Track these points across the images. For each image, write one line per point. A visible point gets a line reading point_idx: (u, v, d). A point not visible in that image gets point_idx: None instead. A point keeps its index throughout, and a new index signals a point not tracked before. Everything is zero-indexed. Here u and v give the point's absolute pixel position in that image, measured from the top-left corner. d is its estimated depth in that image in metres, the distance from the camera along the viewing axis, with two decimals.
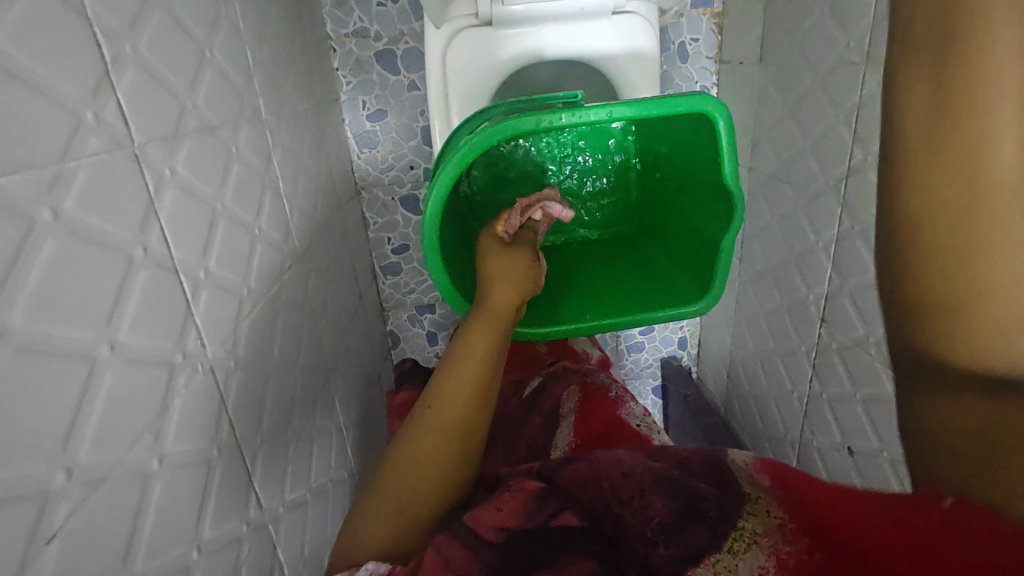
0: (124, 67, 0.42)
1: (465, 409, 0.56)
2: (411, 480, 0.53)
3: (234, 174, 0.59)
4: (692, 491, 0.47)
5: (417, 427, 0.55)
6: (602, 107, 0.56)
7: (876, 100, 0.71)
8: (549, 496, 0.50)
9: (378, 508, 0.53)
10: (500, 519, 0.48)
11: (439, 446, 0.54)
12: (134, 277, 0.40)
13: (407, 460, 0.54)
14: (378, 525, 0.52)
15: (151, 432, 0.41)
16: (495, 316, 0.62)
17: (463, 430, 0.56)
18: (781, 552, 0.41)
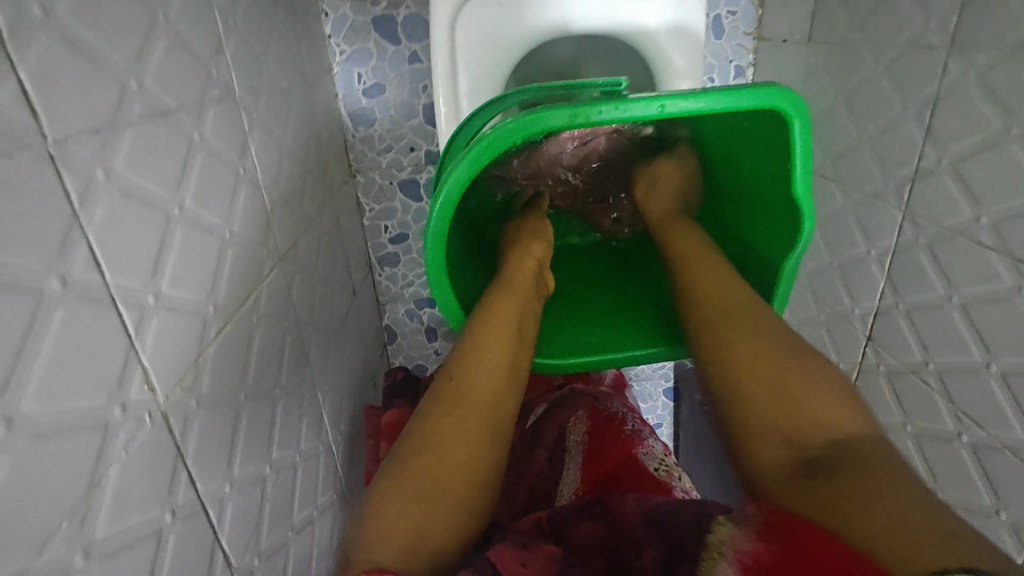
0: (31, 37, 0.31)
1: (500, 374, 0.50)
2: (440, 452, 0.43)
3: (197, 167, 0.48)
4: (677, 527, 0.44)
5: (444, 393, 0.48)
6: (654, 99, 0.47)
7: (959, 92, 0.60)
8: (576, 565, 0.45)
9: (395, 497, 0.40)
10: (527, 574, 0.42)
11: (473, 409, 0.46)
12: (48, 319, 0.31)
13: (434, 431, 0.44)
14: (404, 514, 0.39)
15: (74, 520, 0.32)
16: (522, 281, 0.59)
17: (497, 396, 0.49)
18: (743, 554, 0.36)
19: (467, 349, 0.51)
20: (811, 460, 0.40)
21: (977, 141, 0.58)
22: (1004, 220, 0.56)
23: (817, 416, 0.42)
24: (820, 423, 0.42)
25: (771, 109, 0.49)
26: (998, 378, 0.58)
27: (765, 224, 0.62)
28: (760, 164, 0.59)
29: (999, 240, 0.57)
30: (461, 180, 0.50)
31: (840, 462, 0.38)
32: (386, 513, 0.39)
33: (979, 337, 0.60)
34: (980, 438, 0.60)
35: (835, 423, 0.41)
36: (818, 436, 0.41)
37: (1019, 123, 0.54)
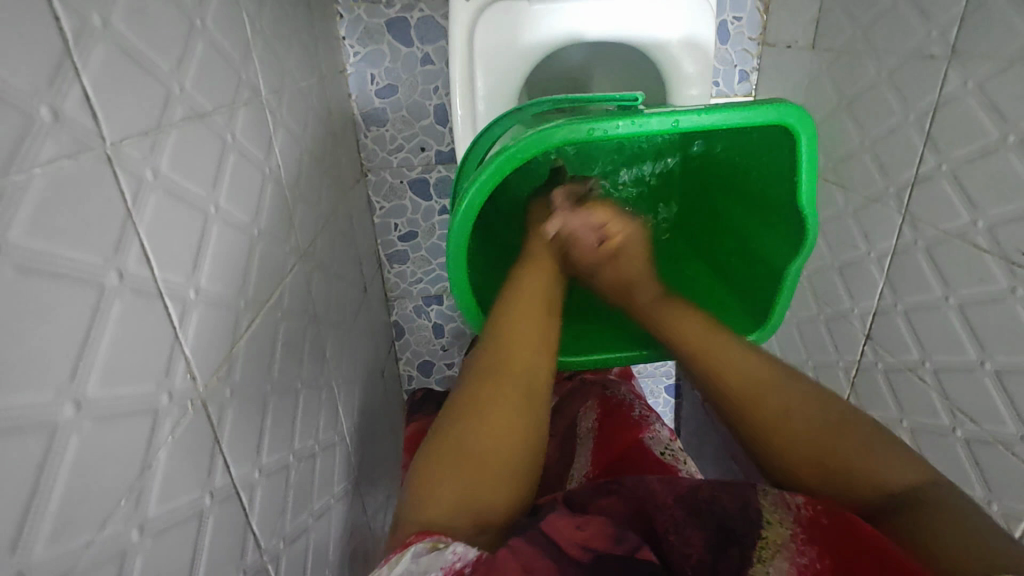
0: (92, 46, 0.33)
1: (530, 353, 0.55)
2: (482, 426, 0.48)
3: (230, 167, 0.50)
4: (720, 514, 0.45)
5: (485, 372, 0.53)
6: (668, 114, 0.49)
7: (959, 100, 0.63)
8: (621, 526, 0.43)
9: (441, 467, 0.45)
10: (585, 538, 0.41)
11: (509, 387, 0.51)
12: (107, 310, 0.33)
13: (474, 409, 0.49)
14: (451, 482, 0.44)
15: (130, 499, 0.34)
16: (547, 258, 0.65)
17: (528, 373, 0.54)
18: (799, 564, 0.39)
19: (505, 330, 0.56)
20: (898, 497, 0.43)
21: (975, 148, 0.61)
22: (999, 224, 0.59)
23: (874, 466, 0.45)
24: (872, 474, 0.45)
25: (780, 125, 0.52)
26: (992, 376, 0.60)
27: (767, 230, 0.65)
28: (765, 176, 0.61)
29: (996, 243, 0.59)
30: (481, 192, 0.53)
31: (913, 513, 0.41)
32: (434, 480, 0.44)
33: (975, 337, 0.62)
34: (974, 433, 0.63)
35: (886, 474, 0.44)
36: (892, 476, 0.44)
37: (1016, 131, 0.56)
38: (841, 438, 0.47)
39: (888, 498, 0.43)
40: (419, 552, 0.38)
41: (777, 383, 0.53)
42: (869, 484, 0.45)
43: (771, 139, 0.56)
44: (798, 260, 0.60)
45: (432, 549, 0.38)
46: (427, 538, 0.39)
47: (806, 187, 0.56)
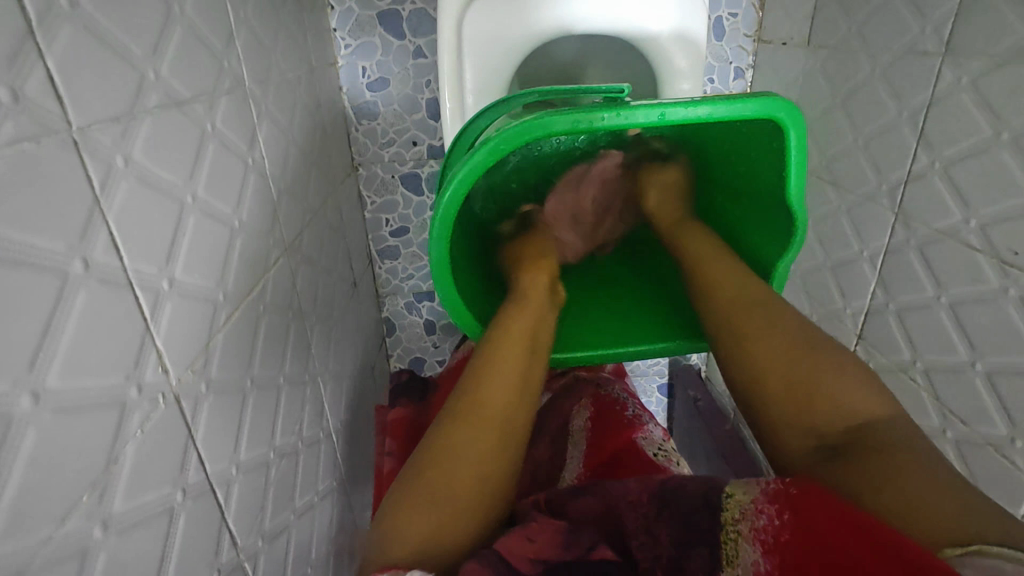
0: (58, 27, 0.32)
1: (511, 395, 0.52)
2: (453, 462, 0.46)
3: (209, 157, 0.49)
4: (685, 505, 0.44)
5: (457, 410, 0.51)
6: (654, 107, 0.49)
7: (952, 98, 0.62)
8: (579, 529, 0.45)
9: (407, 504, 0.44)
10: (536, 550, 0.42)
11: (483, 426, 0.49)
12: (72, 298, 0.32)
13: (441, 443, 0.48)
14: (420, 520, 0.43)
15: (94, 493, 0.33)
16: (535, 300, 0.62)
17: (508, 414, 0.51)
18: (760, 531, 0.39)
19: (481, 367, 0.54)
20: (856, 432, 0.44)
21: (968, 146, 0.60)
22: (992, 224, 0.58)
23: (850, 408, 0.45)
24: (845, 413, 0.45)
25: (769, 118, 0.51)
26: (983, 377, 0.60)
27: (760, 226, 0.63)
28: (757, 170, 0.60)
29: (988, 243, 0.58)
30: (465, 182, 0.52)
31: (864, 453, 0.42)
32: (402, 516, 0.43)
33: (965, 336, 0.62)
34: (964, 434, 0.62)
35: (861, 414, 0.45)
36: (858, 422, 0.45)
37: (1009, 129, 0.55)
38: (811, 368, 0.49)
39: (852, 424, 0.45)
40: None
41: (774, 310, 0.55)
42: (830, 422, 0.46)
43: (760, 134, 0.56)
44: (790, 252, 0.59)
45: None
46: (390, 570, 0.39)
47: (796, 180, 0.55)
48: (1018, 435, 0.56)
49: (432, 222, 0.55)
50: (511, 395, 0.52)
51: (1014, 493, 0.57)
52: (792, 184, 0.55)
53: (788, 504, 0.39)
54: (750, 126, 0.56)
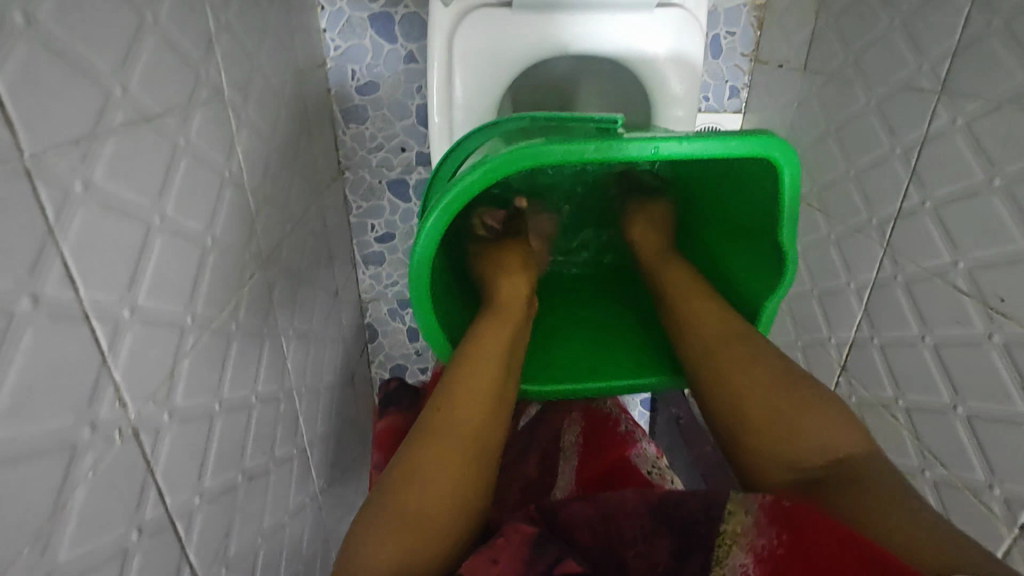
0: (11, 48, 0.30)
1: (481, 405, 0.52)
2: (429, 479, 0.46)
3: (181, 174, 0.47)
4: (683, 514, 0.45)
5: (427, 429, 0.50)
6: (649, 140, 0.47)
7: (945, 139, 0.61)
8: (548, 541, 0.41)
9: (377, 526, 0.43)
10: (498, 571, 0.38)
11: (454, 441, 0.49)
12: (16, 341, 0.30)
13: (415, 462, 0.47)
14: (387, 546, 0.41)
15: (35, 545, 0.32)
16: (512, 308, 0.63)
17: (477, 432, 0.51)
18: (758, 548, 0.40)
19: (451, 381, 0.54)
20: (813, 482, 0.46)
21: (959, 189, 0.60)
22: (980, 269, 0.57)
23: (818, 448, 0.47)
24: (812, 454, 0.47)
25: (764, 157, 0.49)
26: (964, 420, 0.60)
27: (752, 265, 0.62)
28: (750, 208, 0.59)
29: (975, 287, 0.58)
30: (450, 208, 0.50)
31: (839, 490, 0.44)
32: (371, 538, 0.42)
33: (948, 379, 0.61)
34: (943, 476, 0.62)
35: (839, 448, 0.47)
36: (824, 456, 0.47)
37: (1001, 175, 0.55)
38: (785, 400, 0.50)
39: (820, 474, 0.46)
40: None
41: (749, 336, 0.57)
42: (803, 459, 0.47)
43: (756, 173, 0.54)
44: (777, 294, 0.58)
45: None
46: None
47: (789, 221, 0.53)
48: (997, 482, 0.56)
49: (415, 249, 0.53)
50: (480, 407, 0.52)
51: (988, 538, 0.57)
52: (784, 225, 0.54)
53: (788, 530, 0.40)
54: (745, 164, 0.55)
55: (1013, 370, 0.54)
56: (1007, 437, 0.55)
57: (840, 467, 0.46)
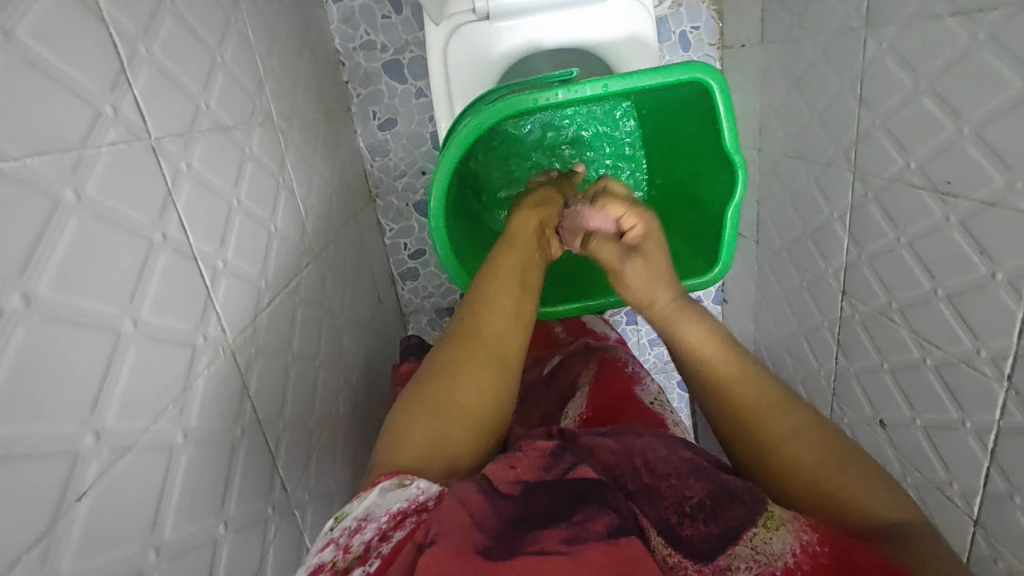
0: (140, 67, 0.44)
1: (509, 321, 0.55)
2: (458, 383, 0.50)
3: (248, 174, 0.61)
4: (727, 480, 0.45)
5: (457, 337, 0.54)
6: (598, 81, 0.58)
7: (877, 63, 0.70)
8: (564, 452, 0.47)
9: (421, 418, 0.49)
10: (518, 475, 0.44)
11: (486, 353, 0.52)
12: (154, 259, 0.42)
13: (447, 366, 0.52)
14: (422, 430, 0.48)
15: (175, 407, 0.42)
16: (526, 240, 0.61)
17: (508, 347, 0.54)
18: (805, 542, 0.38)
19: (482, 299, 0.56)
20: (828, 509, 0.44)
21: (897, 99, 0.68)
22: (927, 162, 0.65)
23: (865, 498, 0.43)
24: (860, 504, 0.43)
25: (694, 81, 0.60)
26: (945, 301, 0.65)
27: (710, 180, 0.71)
28: (693, 132, 0.69)
29: (927, 179, 0.65)
30: (457, 155, 0.63)
31: (899, 538, 0.41)
32: (411, 426, 0.49)
33: (925, 268, 0.68)
34: (940, 358, 0.67)
35: (888, 509, 0.43)
36: (873, 516, 0.43)
37: (924, 78, 0.63)
38: (832, 467, 0.45)
39: (877, 522, 0.42)
40: (386, 489, 0.43)
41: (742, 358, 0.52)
42: (855, 512, 0.43)
43: (695, 98, 0.64)
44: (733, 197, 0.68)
45: (399, 485, 0.43)
46: (394, 476, 0.44)
47: (729, 135, 0.64)
48: (981, 346, 0.61)
49: (433, 194, 0.66)
50: (508, 327, 0.55)
51: (986, 400, 0.62)
52: (724, 138, 0.64)
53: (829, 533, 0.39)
54: (684, 95, 0.65)
55: (971, 240, 0.60)
56: (982, 302, 0.60)
57: (899, 527, 0.42)
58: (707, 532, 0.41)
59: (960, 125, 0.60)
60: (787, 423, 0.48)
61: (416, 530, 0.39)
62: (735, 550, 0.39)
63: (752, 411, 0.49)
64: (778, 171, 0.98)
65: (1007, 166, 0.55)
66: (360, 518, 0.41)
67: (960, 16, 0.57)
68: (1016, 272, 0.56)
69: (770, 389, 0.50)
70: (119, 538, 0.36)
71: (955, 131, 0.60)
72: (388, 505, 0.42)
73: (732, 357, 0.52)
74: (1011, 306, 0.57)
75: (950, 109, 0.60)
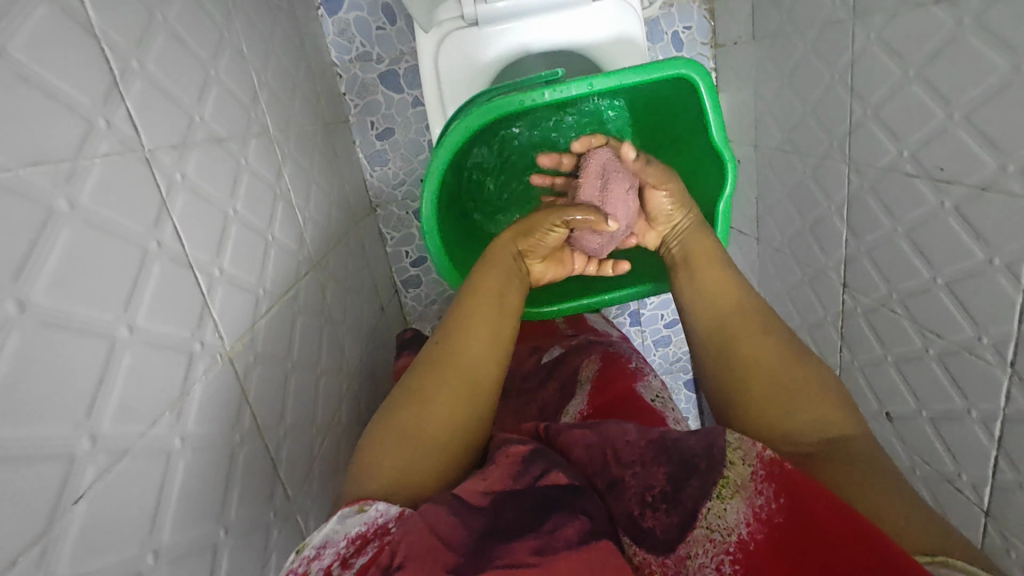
0: (133, 81, 0.46)
1: (482, 351, 0.56)
2: (429, 413, 0.51)
3: (244, 184, 0.62)
4: (684, 451, 0.44)
5: (430, 365, 0.54)
6: (583, 80, 0.59)
7: (867, 53, 0.70)
8: (533, 454, 0.46)
9: (390, 445, 0.49)
10: (486, 486, 0.44)
11: (458, 384, 0.53)
12: (149, 267, 0.43)
13: (418, 395, 0.52)
14: (390, 459, 0.48)
15: (173, 413, 0.43)
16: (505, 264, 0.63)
17: (478, 379, 0.54)
18: (758, 509, 0.40)
19: (456, 326, 0.57)
20: (806, 456, 0.45)
21: (887, 88, 0.68)
22: (920, 149, 0.64)
23: (819, 413, 0.47)
24: (818, 420, 0.47)
25: (678, 76, 0.61)
26: (945, 289, 0.65)
27: (702, 173, 0.72)
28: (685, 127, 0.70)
29: (921, 166, 0.65)
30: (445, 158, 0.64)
31: (847, 462, 0.44)
32: (380, 454, 0.48)
33: (923, 256, 0.67)
34: (942, 347, 0.67)
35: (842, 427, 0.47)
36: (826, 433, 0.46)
37: (913, 66, 0.63)
38: (796, 375, 0.50)
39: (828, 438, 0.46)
40: (345, 515, 0.42)
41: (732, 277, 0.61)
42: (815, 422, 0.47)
43: (683, 93, 0.65)
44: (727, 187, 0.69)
45: (359, 511, 0.42)
46: (356, 502, 0.43)
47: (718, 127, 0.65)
48: (983, 332, 0.61)
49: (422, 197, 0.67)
50: (483, 357, 0.55)
51: (990, 387, 0.61)
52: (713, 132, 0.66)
53: (786, 484, 0.40)
54: (672, 91, 0.66)
55: (968, 226, 0.60)
56: (980, 288, 0.60)
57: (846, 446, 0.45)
58: (667, 520, 0.41)
59: (950, 111, 0.59)
60: (760, 343, 0.53)
61: (380, 553, 0.39)
62: (693, 535, 0.40)
63: (733, 315, 0.56)
64: (775, 166, 0.98)
65: (999, 150, 0.55)
66: (318, 545, 0.40)
67: (945, 2, 0.57)
68: (1013, 256, 0.56)
69: (748, 303, 0.57)
70: (117, 541, 0.36)
71: (946, 117, 0.60)
72: (348, 530, 0.41)
73: (723, 274, 0.61)
74: (1009, 290, 0.57)
75: (940, 96, 0.60)
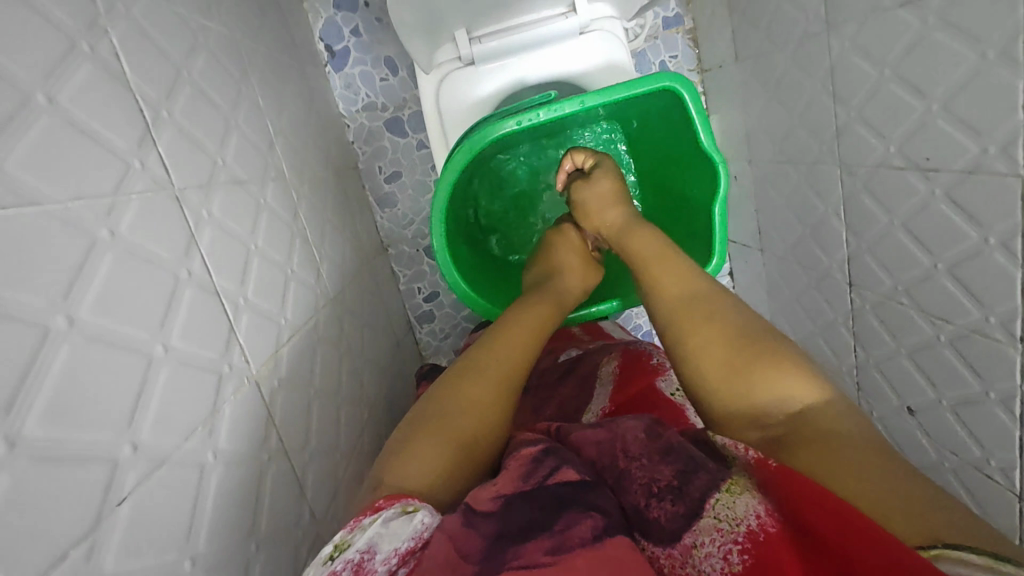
0: (163, 128, 0.50)
1: (508, 362, 0.60)
2: (457, 415, 0.53)
3: (264, 222, 0.66)
4: (692, 453, 0.45)
5: (454, 374, 0.58)
6: (575, 99, 0.63)
7: (843, 59, 0.74)
8: (546, 456, 0.48)
9: (419, 446, 0.50)
10: (499, 488, 0.45)
11: (483, 387, 0.56)
12: (180, 292, 0.46)
13: (443, 401, 0.54)
14: (421, 457, 0.49)
15: (205, 429, 0.45)
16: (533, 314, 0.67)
17: (505, 385, 0.58)
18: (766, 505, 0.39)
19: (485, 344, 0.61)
20: (774, 438, 0.47)
21: (866, 90, 0.71)
22: (905, 143, 0.67)
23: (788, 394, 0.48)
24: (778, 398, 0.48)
25: (662, 89, 0.65)
26: (947, 274, 0.66)
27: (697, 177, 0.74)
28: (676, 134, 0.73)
29: (907, 159, 0.67)
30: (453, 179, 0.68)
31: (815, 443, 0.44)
32: (412, 455, 0.50)
33: (922, 245, 0.68)
34: (952, 333, 0.67)
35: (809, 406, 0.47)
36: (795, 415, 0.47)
37: (887, 66, 0.67)
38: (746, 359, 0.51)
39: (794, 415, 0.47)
40: (391, 517, 0.42)
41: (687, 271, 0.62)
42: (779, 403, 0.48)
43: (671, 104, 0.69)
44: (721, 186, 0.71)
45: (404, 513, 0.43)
46: (397, 503, 0.44)
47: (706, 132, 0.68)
48: (989, 312, 0.61)
49: (433, 220, 0.70)
50: (508, 365, 0.60)
51: (1004, 367, 0.61)
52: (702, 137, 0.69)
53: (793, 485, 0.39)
54: (661, 103, 0.70)
55: (960, 210, 0.62)
56: (980, 268, 0.61)
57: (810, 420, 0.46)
58: (673, 510, 0.41)
59: (927, 103, 0.62)
60: (720, 326, 0.54)
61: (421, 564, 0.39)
62: (702, 521, 0.40)
63: (688, 305, 0.58)
64: (770, 177, 1.01)
65: (978, 134, 0.57)
66: (364, 548, 0.40)
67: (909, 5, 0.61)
68: (1007, 233, 0.57)
69: (697, 290, 0.59)
70: (156, 548, 0.38)
71: (925, 109, 0.63)
72: (397, 536, 0.41)
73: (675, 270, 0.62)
74: (1008, 267, 0.58)
75: (916, 90, 0.63)
